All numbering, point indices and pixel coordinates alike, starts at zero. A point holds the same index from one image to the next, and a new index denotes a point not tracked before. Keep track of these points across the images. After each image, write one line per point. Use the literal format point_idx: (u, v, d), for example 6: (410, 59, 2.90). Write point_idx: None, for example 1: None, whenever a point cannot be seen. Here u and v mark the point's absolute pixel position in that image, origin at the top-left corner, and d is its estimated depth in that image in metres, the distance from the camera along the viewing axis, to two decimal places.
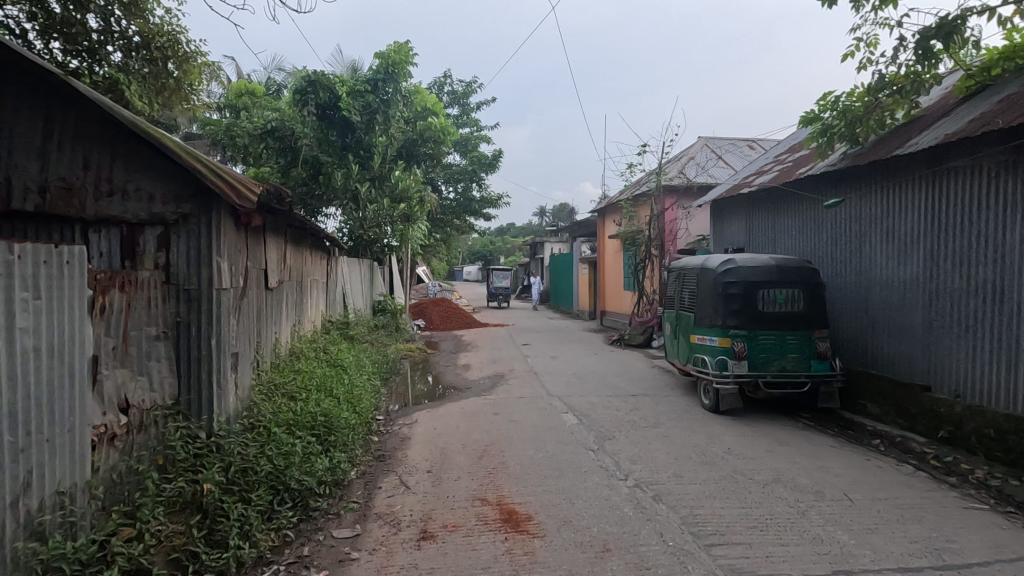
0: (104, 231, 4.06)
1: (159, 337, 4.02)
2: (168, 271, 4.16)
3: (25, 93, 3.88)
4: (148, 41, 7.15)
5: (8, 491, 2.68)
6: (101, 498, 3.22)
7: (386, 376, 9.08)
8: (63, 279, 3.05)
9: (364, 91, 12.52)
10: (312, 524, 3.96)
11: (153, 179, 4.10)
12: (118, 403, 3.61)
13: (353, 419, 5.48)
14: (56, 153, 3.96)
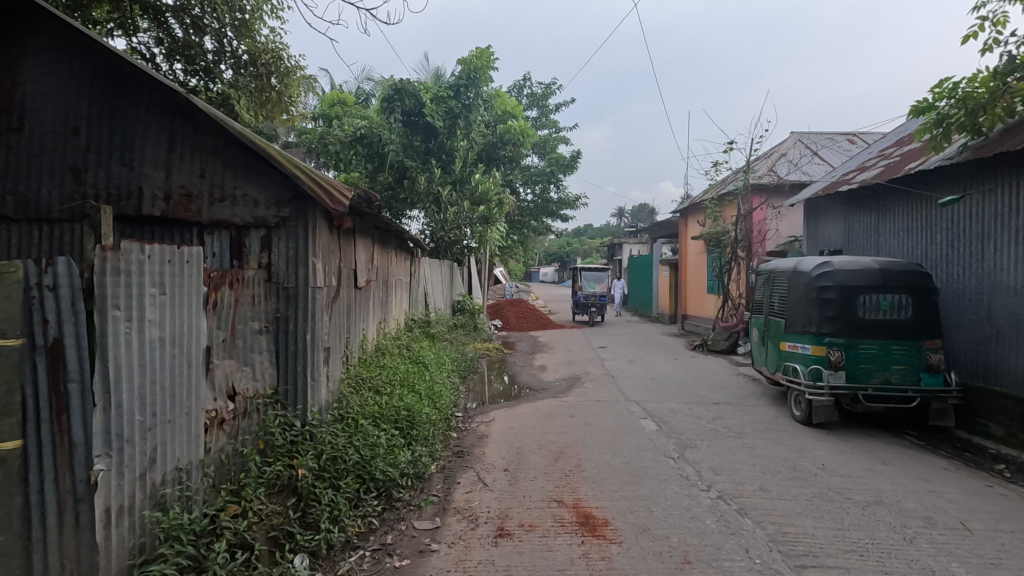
0: (217, 233, 4.48)
1: (262, 330, 4.35)
2: (270, 271, 4.51)
3: (154, 109, 4.35)
4: (255, 59, 7.76)
5: (136, 465, 3.00)
6: (211, 477, 3.54)
7: (465, 373, 9.30)
8: (183, 276, 3.39)
9: (447, 97, 13.02)
10: (395, 513, 4.14)
11: (258, 186, 4.46)
12: (227, 390, 3.90)
13: (434, 414, 5.67)
14: (177, 163, 4.39)
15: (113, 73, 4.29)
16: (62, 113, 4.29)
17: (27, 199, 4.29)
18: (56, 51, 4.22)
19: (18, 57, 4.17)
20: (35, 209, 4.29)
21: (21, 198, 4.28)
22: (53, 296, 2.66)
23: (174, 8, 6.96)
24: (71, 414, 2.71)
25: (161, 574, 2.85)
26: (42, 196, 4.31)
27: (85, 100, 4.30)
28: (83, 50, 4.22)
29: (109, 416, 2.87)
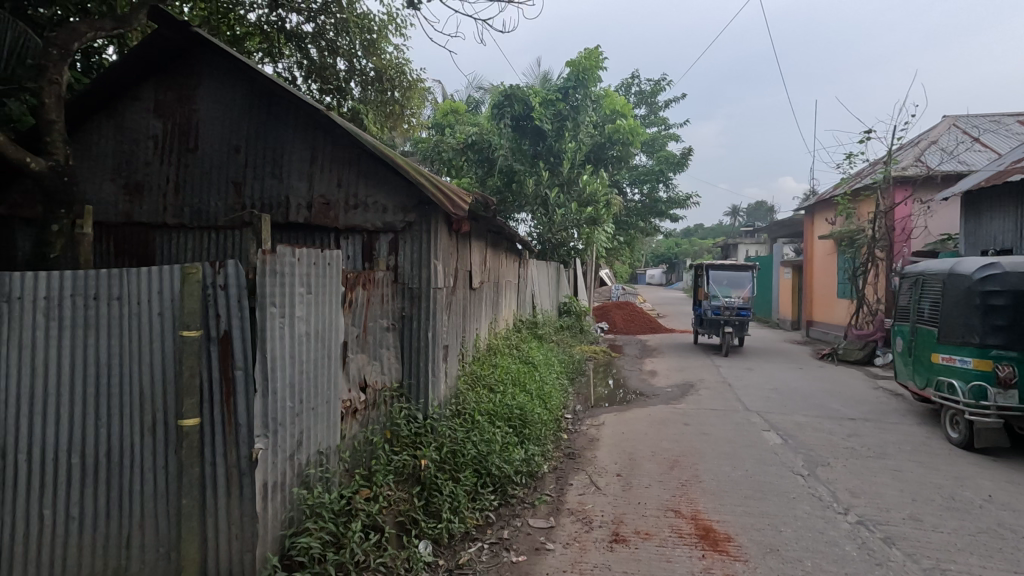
0: (351, 237, 4.87)
1: (389, 328, 4.64)
2: (397, 272, 4.82)
3: (300, 125, 4.84)
4: (381, 75, 8.34)
5: (287, 447, 3.33)
6: (346, 461, 3.84)
7: (573, 376, 9.28)
8: (325, 277, 3.72)
9: (555, 100, 13.21)
10: (511, 509, 4.24)
11: (387, 193, 4.79)
12: (359, 382, 4.20)
13: (545, 415, 5.73)
14: (319, 174, 4.84)
15: (267, 96, 4.85)
16: (226, 134, 4.91)
17: (199, 211, 4.93)
18: (225, 81, 4.91)
19: (196, 90, 4.95)
20: (205, 219, 4.92)
21: (194, 210, 4.93)
22: (224, 293, 3.11)
23: (313, 33, 7.65)
24: (237, 396, 3.13)
25: (308, 546, 3.15)
26: (210, 208, 4.92)
27: (245, 122, 4.89)
28: (245, 78, 4.85)
29: (267, 401, 3.19)
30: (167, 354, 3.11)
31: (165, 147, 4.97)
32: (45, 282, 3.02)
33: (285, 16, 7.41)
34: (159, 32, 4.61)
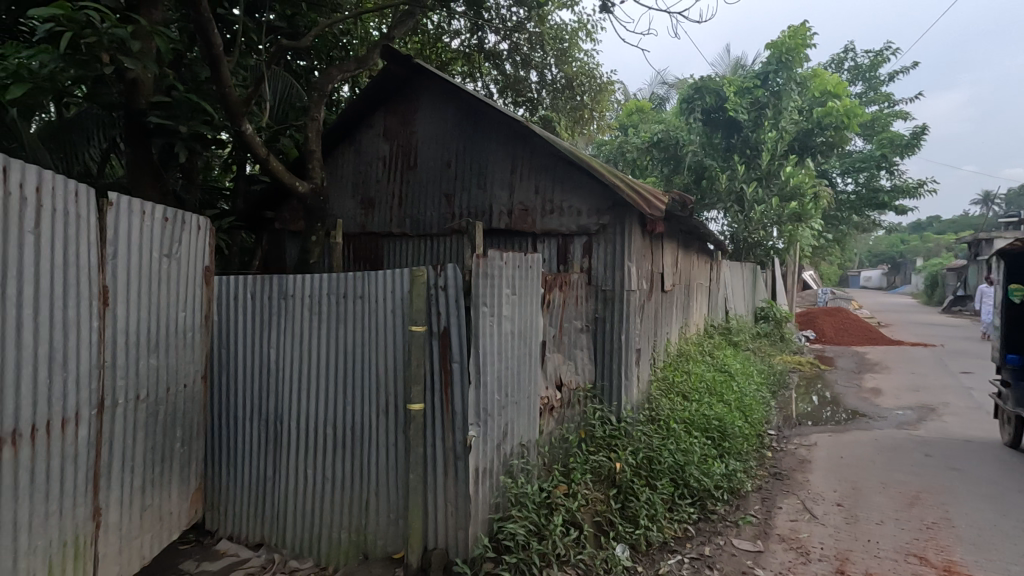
0: (548, 241, 5.07)
1: (583, 329, 4.71)
2: (591, 274, 4.89)
3: (502, 137, 5.20)
4: (571, 82, 8.58)
5: (495, 437, 3.58)
6: (545, 457, 4.00)
7: (774, 389, 8.43)
8: (527, 278, 3.91)
9: (752, 87, 12.22)
10: (712, 525, 4.00)
11: (581, 197, 4.90)
12: (556, 381, 4.32)
13: (747, 429, 5.29)
14: (518, 182, 5.14)
15: (474, 113, 5.31)
16: (439, 151, 5.49)
17: (418, 221, 5.58)
18: (439, 104, 5.51)
19: (415, 115, 5.64)
20: (423, 228, 5.55)
21: (414, 220, 5.59)
22: (443, 293, 3.49)
23: (509, 51, 8.10)
24: (453, 386, 3.46)
25: (515, 532, 3.37)
26: (426, 218, 5.54)
27: (455, 139, 5.42)
28: (455, 99, 5.39)
29: (479, 392, 3.46)
30: (397, 346, 3.58)
31: (391, 167, 5.74)
32: (309, 283, 3.83)
33: (484, 38, 7.92)
34: (388, 67, 5.36)
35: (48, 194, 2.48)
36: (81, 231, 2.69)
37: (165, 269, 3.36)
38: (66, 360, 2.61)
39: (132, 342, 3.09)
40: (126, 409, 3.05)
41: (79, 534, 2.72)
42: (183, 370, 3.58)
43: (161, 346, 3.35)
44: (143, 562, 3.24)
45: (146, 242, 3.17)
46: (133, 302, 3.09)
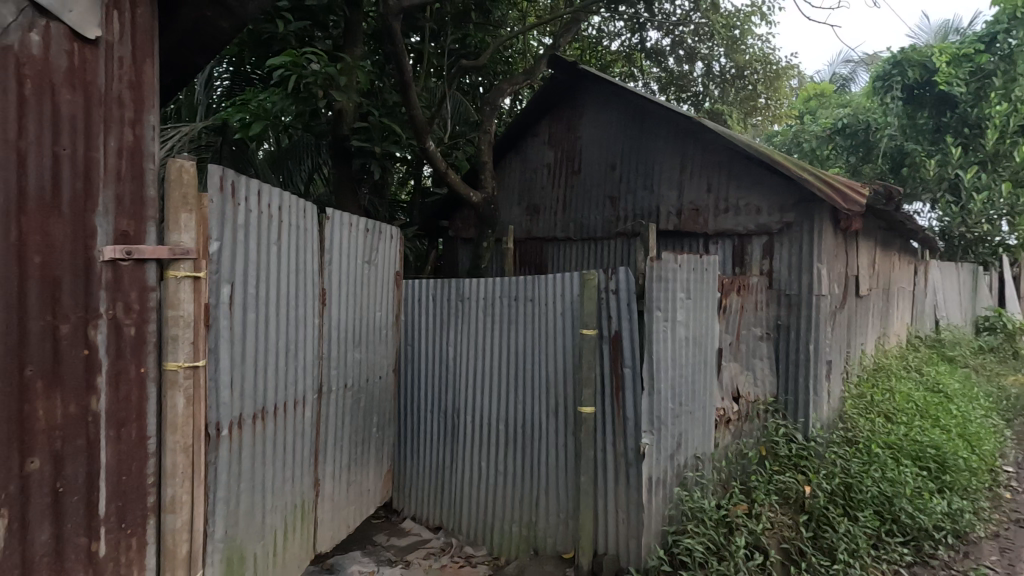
0: (722, 242, 4.77)
1: (764, 337, 4.33)
2: (772, 277, 4.48)
3: (672, 136, 5.05)
4: (740, 69, 8.01)
5: (669, 445, 3.46)
6: (722, 473, 3.76)
7: (1008, 416, 6.93)
8: (703, 282, 3.71)
9: (973, 54, 10.21)
10: (931, 573, 3.43)
11: (762, 193, 4.54)
12: (732, 392, 4.01)
13: (976, 461, 4.42)
14: (688, 181, 4.94)
15: (641, 114, 5.23)
16: (604, 154, 5.49)
17: (582, 225, 5.63)
18: (604, 107, 5.51)
19: (580, 119, 5.70)
20: (587, 232, 5.59)
21: (578, 224, 5.66)
22: (614, 297, 3.45)
23: (672, 45, 7.78)
24: (624, 391, 3.41)
25: (692, 548, 3.24)
26: (591, 222, 5.57)
27: (621, 141, 5.38)
28: (621, 101, 5.35)
29: (653, 399, 3.36)
30: (568, 348, 3.64)
31: (556, 172, 5.85)
32: (483, 286, 4.07)
33: (646, 35, 7.69)
34: (555, 75, 5.50)
35: (286, 210, 2.95)
36: (308, 241, 3.16)
37: (366, 275, 3.82)
38: (297, 351, 3.08)
39: (343, 337, 3.57)
40: (337, 396, 3.52)
41: (305, 499, 3.19)
42: (379, 363, 4.04)
43: (363, 341, 3.81)
44: (349, 529, 3.71)
45: (353, 251, 3.64)
46: (344, 302, 3.56)
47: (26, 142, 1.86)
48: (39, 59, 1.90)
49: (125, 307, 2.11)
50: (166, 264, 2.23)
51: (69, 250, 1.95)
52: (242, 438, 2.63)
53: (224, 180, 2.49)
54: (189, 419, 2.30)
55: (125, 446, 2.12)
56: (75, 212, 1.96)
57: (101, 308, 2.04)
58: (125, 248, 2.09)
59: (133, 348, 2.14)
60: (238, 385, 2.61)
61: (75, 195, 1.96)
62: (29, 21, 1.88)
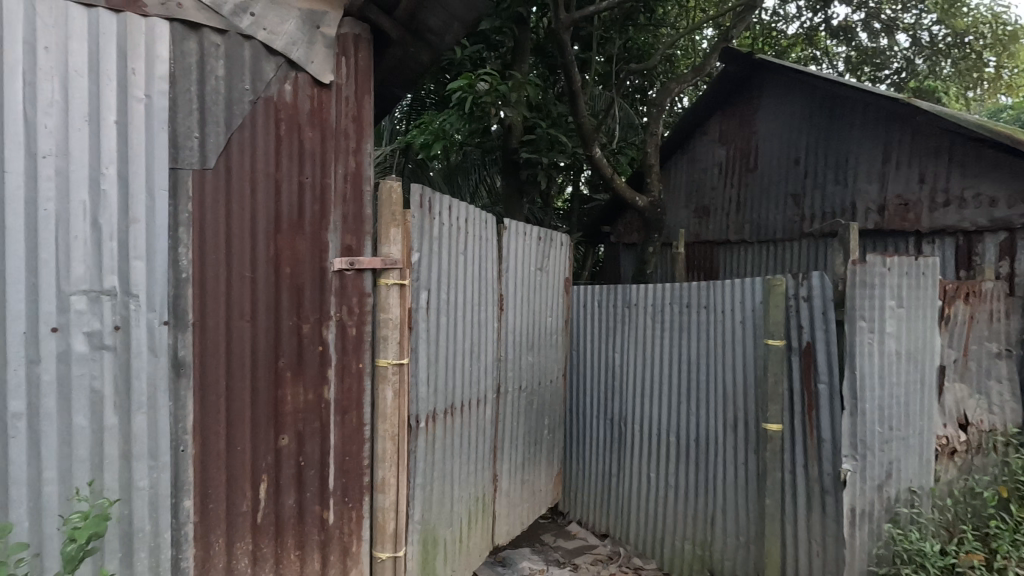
0: (939, 242, 4.11)
1: (1001, 354, 3.60)
2: (1012, 282, 3.73)
3: (871, 122, 4.47)
4: (958, 36, 6.74)
5: (877, 475, 3.03)
6: (947, 514, 3.21)
7: None
8: (920, 287, 3.20)
9: None
10: None
11: (997, 181, 3.81)
12: (958, 418, 3.39)
13: None
14: (894, 172, 4.33)
15: (830, 101, 4.73)
16: (786, 148, 5.05)
17: (760, 226, 5.22)
18: (785, 97, 5.07)
19: (757, 113, 5.30)
20: (765, 234, 5.17)
21: (755, 225, 5.26)
22: (806, 304, 3.14)
23: (866, 19, 6.86)
24: (819, 409, 3.07)
25: None
26: (770, 222, 5.14)
27: (806, 132, 4.90)
28: (807, 88, 4.88)
29: (855, 420, 2.98)
30: (751, 359, 3.38)
31: (729, 171, 5.50)
32: (652, 292, 3.96)
33: (831, 12, 6.90)
34: (729, 69, 5.21)
35: (471, 222, 3.20)
36: (488, 250, 3.38)
37: (538, 281, 3.97)
38: (479, 353, 3.31)
39: (518, 341, 3.74)
40: (512, 396, 3.69)
41: (485, 492, 3.40)
42: (549, 367, 4.16)
43: (535, 345, 3.96)
44: (522, 525, 3.87)
45: (527, 258, 3.81)
46: (519, 307, 3.74)
47: (282, 176, 2.29)
48: (290, 106, 2.32)
49: (348, 311, 2.47)
50: (379, 273, 2.55)
51: (310, 263, 2.36)
52: (436, 431, 2.89)
53: (422, 197, 2.75)
54: (396, 411, 2.59)
55: (348, 429, 2.49)
56: (314, 232, 2.37)
57: (331, 312, 2.43)
58: (348, 259, 2.44)
59: (354, 346, 2.50)
60: (434, 381, 2.87)
61: (313, 217, 2.37)
62: (284, 74, 2.30)
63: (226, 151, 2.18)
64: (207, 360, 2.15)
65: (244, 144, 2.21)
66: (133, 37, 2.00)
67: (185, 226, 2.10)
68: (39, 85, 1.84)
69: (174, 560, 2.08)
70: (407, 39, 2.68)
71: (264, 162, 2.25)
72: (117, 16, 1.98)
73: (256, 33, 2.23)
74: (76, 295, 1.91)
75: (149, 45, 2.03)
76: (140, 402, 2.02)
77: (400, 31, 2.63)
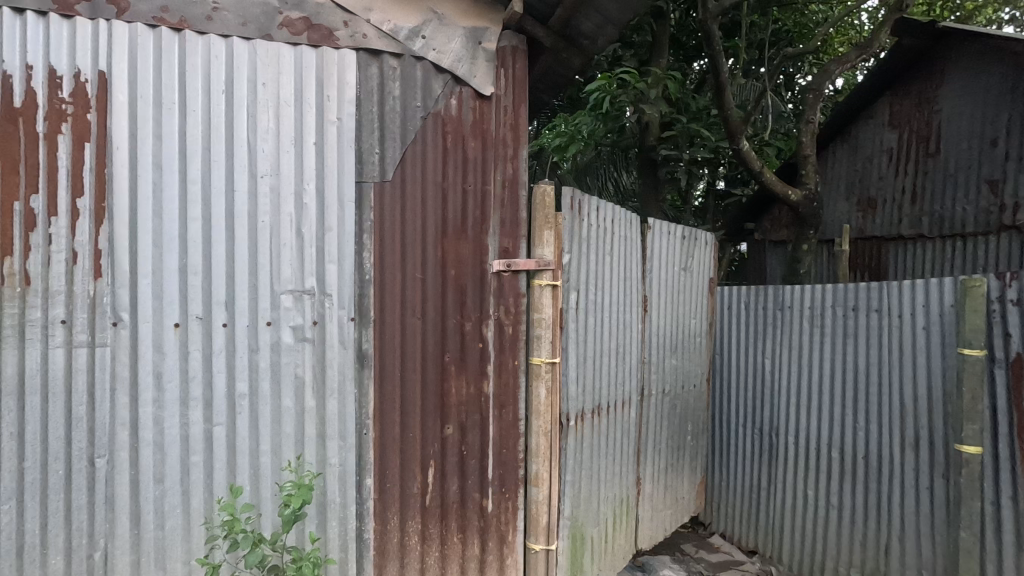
0: None
1: None
2: None
3: None
4: None
5: None
6: None
7: None
8: None
9: None
10: None
11: None
12: None
13: None
14: None
15: None
16: (978, 127, 4.42)
17: (943, 219, 4.61)
18: (978, 69, 4.43)
19: (940, 89, 4.68)
20: (950, 227, 4.57)
21: (936, 217, 4.65)
22: (1017, 310, 2.70)
23: None
24: None
25: None
26: (957, 214, 4.53)
27: (1007, 108, 4.25)
28: (1009, 57, 4.23)
29: None
30: (938, 371, 2.98)
31: (901, 157, 4.91)
32: (811, 293, 3.63)
33: None
34: (904, 42, 4.65)
35: (618, 223, 3.19)
36: (633, 250, 3.35)
37: (682, 282, 3.83)
38: (624, 354, 3.29)
39: (663, 344, 3.66)
40: (655, 400, 3.60)
41: (629, 495, 3.37)
42: (693, 371, 3.99)
43: (678, 347, 3.83)
44: (665, 533, 3.77)
45: (672, 259, 3.71)
46: (663, 309, 3.65)
47: (448, 184, 2.47)
48: (456, 119, 2.49)
49: (505, 311, 2.60)
50: (533, 274, 2.64)
51: (472, 265, 2.52)
52: (584, 430, 2.92)
53: (573, 200, 2.79)
54: (549, 408, 2.66)
55: (505, 423, 2.62)
56: (475, 236, 2.53)
57: (490, 311, 2.56)
58: (506, 261, 2.56)
59: (511, 344, 2.62)
60: (583, 381, 2.91)
61: (475, 222, 2.53)
62: (450, 89, 2.48)
63: (402, 164, 2.39)
64: (387, 353, 2.38)
65: (416, 157, 2.42)
66: (327, 68, 2.28)
67: (368, 232, 2.34)
68: (259, 116, 2.18)
69: (358, 531, 2.34)
70: (560, 45, 2.75)
71: (432, 172, 2.44)
72: (316, 51, 2.27)
73: (426, 54, 2.43)
74: (285, 294, 2.23)
75: (340, 74, 2.30)
76: (332, 388, 2.29)
77: (554, 38, 2.71)
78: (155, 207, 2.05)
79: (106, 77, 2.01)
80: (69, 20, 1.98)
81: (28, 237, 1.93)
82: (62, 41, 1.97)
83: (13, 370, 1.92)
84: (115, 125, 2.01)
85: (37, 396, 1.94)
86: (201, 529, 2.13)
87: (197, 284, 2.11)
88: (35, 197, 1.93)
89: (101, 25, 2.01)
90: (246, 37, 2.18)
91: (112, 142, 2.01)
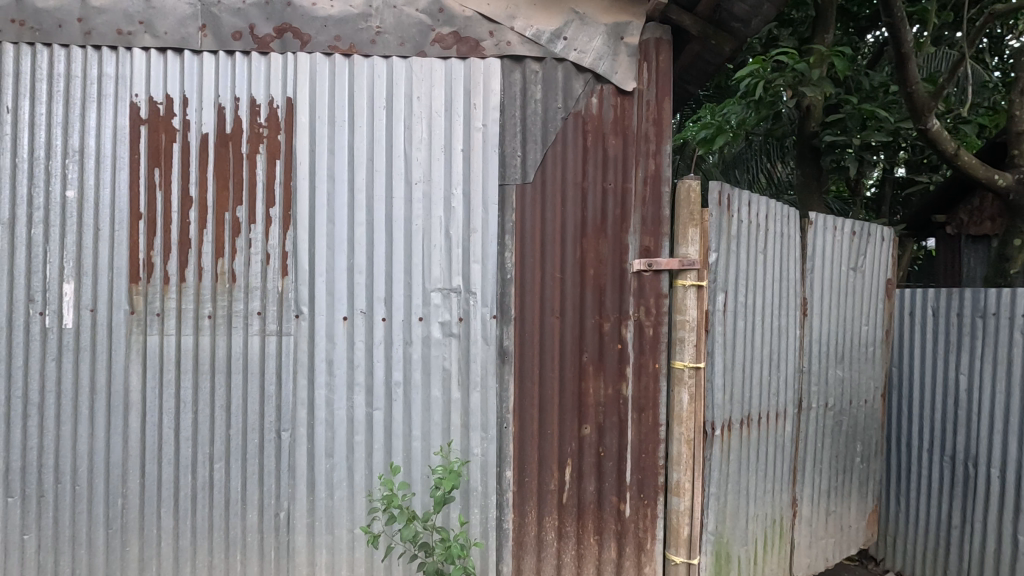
0: None
1: None
2: None
3: None
4: None
5: None
6: None
7: None
8: None
9: None
10: None
11: None
12: None
13: None
14: None
15: None
16: None
17: None
18: None
19: None
20: None
21: None
22: None
23: None
24: None
25: None
26: None
27: None
28: None
29: None
30: None
31: None
32: None
33: None
34: None
35: (772, 219, 2.92)
36: (791, 248, 3.05)
37: (851, 283, 3.40)
38: (779, 362, 3.01)
39: (825, 351, 3.27)
40: (816, 414, 3.23)
41: (783, 516, 3.07)
42: (864, 385, 3.50)
43: (845, 356, 3.40)
44: (826, 564, 3.35)
45: (838, 258, 3.31)
46: (826, 313, 3.26)
47: (588, 184, 2.47)
48: (596, 117, 2.47)
49: (646, 311, 2.52)
50: (676, 274, 2.53)
51: (611, 265, 2.48)
52: (731, 442, 2.72)
53: (721, 195, 2.60)
54: (692, 415, 2.52)
55: (645, 428, 2.54)
56: (615, 235, 2.49)
57: (630, 312, 2.51)
58: (647, 261, 2.49)
59: (651, 346, 2.53)
60: (730, 389, 2.71)
61: (615, 221, 2.49)
62: (591, 88, 2.47)
63: (543, 166, 2.44)
64: (526, 352, 2.45)
65: (557, 158, 2.45)
66: (474, 78, 2.40)
67: (510, 233, 2.43)
68: (414, 127, 2.37)
69: (498, 520, 2.44)
70: (708, 31, 2.62)
71: (572, 173, 2.45)
72: (464, 62, 2.41)
73: (567, 55, 2.45)
74: (435, 292, 2.39)
75: (486, 82, 2.41)
76: (475, 381, 2.41)
77: (702, 25, 2.60)
78: (329, 214, 2.33)
79: (293, 102, 2.32)
80: (265, 56, 2.33)
81: (235, 241, 2.31)
82: (260, 74, 2.32)
83: (223, 351, 2.31)
84: (298, 143, 2.32)
85: (239, 375, 2.31)
86: (363, 501, 2.37)
87: (361, 283, 2.35)
88: (240, 207, 2.31)
89: (289, 58, 2.33)
90: (404, 55, 2.38)
91: (296, 159, 2.31)
